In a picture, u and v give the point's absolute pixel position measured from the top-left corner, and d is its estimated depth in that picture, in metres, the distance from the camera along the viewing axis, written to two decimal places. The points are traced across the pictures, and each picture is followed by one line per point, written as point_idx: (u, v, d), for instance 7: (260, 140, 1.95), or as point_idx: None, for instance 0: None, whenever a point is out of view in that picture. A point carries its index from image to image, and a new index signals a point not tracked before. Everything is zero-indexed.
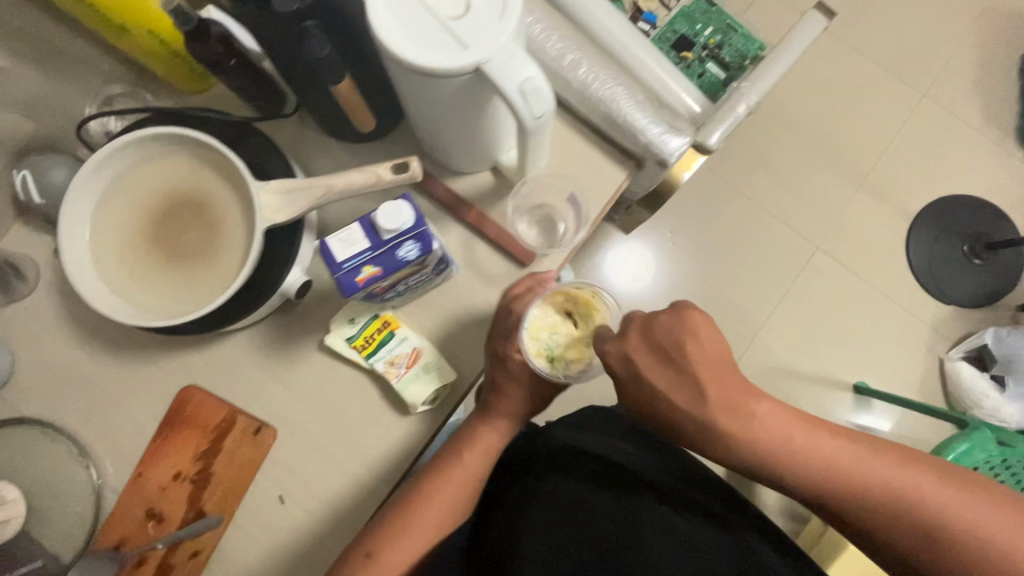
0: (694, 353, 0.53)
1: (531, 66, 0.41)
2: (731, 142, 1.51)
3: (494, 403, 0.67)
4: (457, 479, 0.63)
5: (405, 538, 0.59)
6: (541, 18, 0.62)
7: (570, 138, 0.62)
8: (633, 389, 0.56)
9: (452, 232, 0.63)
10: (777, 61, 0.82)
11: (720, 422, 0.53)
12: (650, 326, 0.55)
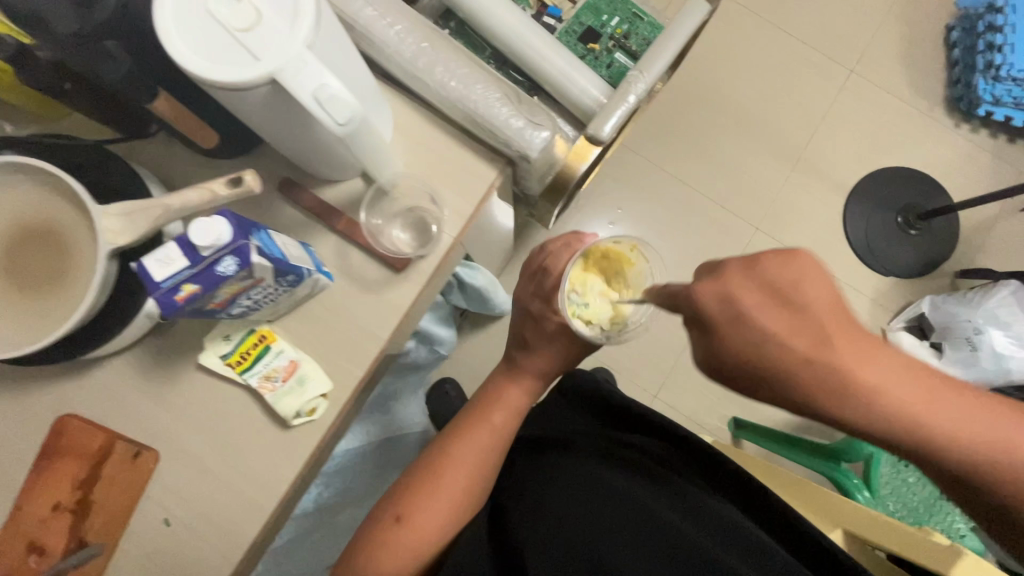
0: (811, 299, 0.46)
1: (329, 73, 0.41)
2: (665, 129, 1.52)
3: (522, 365, 0.77)
4: (478, 440, 0.71)
5: (433, 500, 0.67)
6: (398, 21, 0.61)
7: (439, 140, 0.63)
8: (731, 336, 0.48)
9: (326, 240, 0.63)
10: (664, 47, 0.82)
11: (831, 371, 0.46)
12: (753, 267, 0.48)
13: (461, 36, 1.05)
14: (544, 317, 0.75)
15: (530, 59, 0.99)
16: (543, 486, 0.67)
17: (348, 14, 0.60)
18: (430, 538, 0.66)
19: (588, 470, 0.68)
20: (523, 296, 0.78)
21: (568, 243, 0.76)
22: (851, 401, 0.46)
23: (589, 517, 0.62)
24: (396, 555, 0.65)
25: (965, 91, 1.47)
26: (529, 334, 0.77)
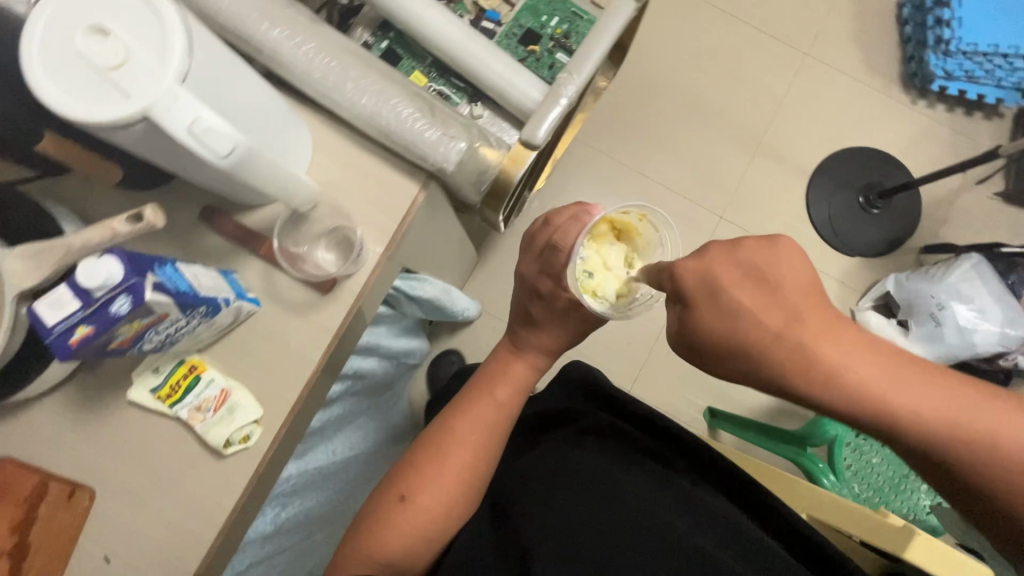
0: (786, 278, 0.49)
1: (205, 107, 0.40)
2: (625, 123, 1.52)
3: (525, 341, 0.79)
4: (483, 418, 0.74)
5: (439, 478, 0.71)
6: (311, 40, 0.62)
7: (362, 159, 0.64)
8: (709, 313, 0.51)
9: (252, 266, 0.62)
10: (592, 49, 0.82)
11: (807, 344, 0.48)
12: (732, 250, 0.50)
13: (401, 45, 1.04)
14: (551, 295, 0.73)
15: (469, 65, 0.98)
16: (549, 482, 0.71)
17: (258, 39, 0.60)
18: (436, 511, 0.70)
19: (593, 467, 0.72)
20: (525, 266, 0.76)
21: (577, 215, 0.70)
22: (829, 375, 0.47)
23: (586, 505, 0.67)
24: (401, 529, 0.68)
25: (918, 67, 1.48)
26: (536, 310, 0.76)
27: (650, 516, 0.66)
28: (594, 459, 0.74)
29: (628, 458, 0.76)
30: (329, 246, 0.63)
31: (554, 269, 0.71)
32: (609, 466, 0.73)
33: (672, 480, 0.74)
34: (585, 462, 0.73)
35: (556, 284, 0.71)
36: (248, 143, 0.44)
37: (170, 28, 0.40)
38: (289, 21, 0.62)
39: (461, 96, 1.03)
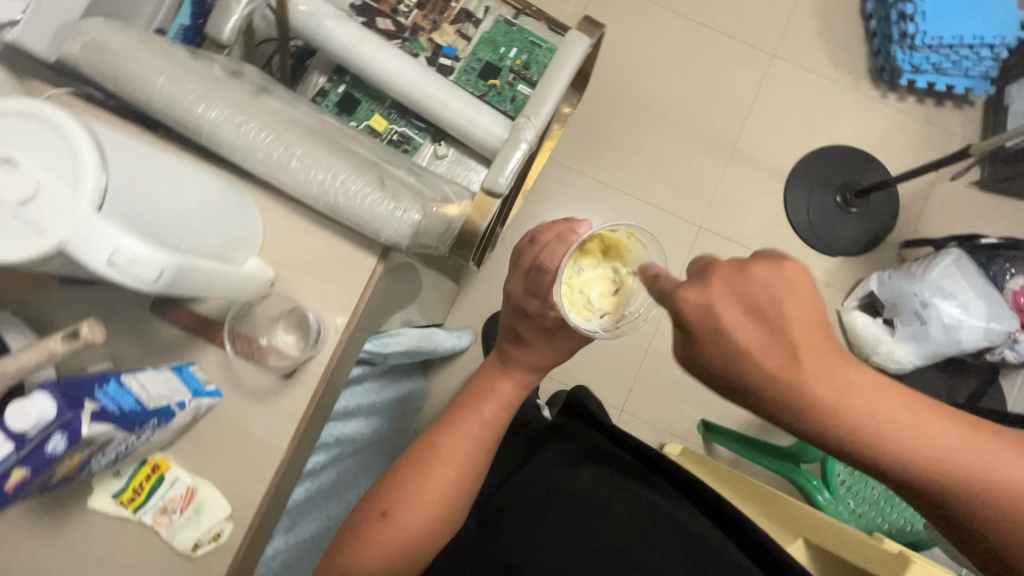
0: (788, 306, 0.41)
1: (126, 232, 0.38)
2: (597, 138, 1.50)
3: (511, 357, 0.74)
4: (471, 434, 0.71)
5: (422, 495, 0.67)
6: (251, 117, 0.59)
7: (318, 236, 0.62)
8: (708, 348, 0.43)
9: (209, 356, 0.60)
10: (550, 88, 0.80)
11: (805, 382, 0.42)
12: (737, 274, 0.42)
13: (359, 88, 1.02)
14: (537, 313, 0.68)
15: (427, 105, 0.95)
16: (540, 507, 0.71)
17: (197, 122, 0.58)
18: (418, 529, 0.66)
19: (584, 492, 0.72)
20: (511, 281, 0.71)
21: (561, 236, 0.67)
22: (820, 412, 0.42)
23: (573, 530, 0.68)
24: (383, 547, 0.65)
25: (886, 62, 1.47)
26: (523, 329, 0.71)
27: (632, 548, 0.67)
28: (587, 484, 0.74)
29: (617, 483, 0.74)
30: (288, 327, 0.62)
31: (541, 290, 0.67)
32: (602, 492, 0.72)
33: (659, 505, 0.72)
34: (579, 485, 0.73)
35: (544, 303, 0.67)
36: (181, 257, 0.42)
37: (81, 155, 0.37)
38: (227, 101, 0.60)
39: (424, 137, 1.01)
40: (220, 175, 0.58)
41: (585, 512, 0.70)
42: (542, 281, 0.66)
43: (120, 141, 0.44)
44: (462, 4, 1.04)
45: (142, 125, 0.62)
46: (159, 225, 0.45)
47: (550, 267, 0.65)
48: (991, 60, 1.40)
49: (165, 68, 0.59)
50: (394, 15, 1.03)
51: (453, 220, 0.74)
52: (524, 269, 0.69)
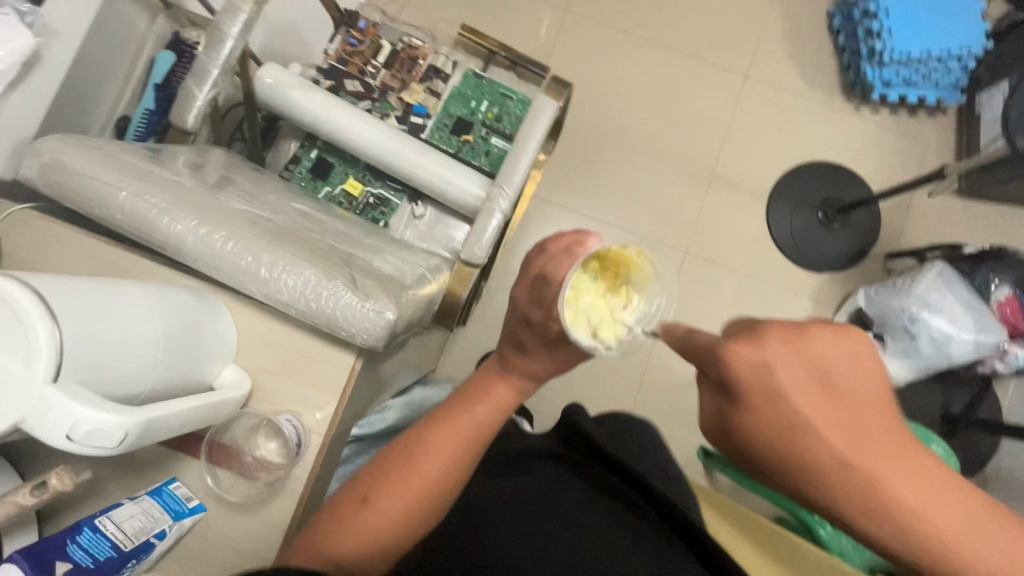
0: (847, 377, 0.42)
1: (86, 400, 0.37)
2: (576, 171, 1.49)
3: (512, 360, 0.61)
4: (460, 434, 0.59)
5: (405, 489, 0.57)
6: (218, 226, 0.58)
7: (296, 337, 0.61)
8: (766, 406, 0.43)
9: (188, 469, 0.58)
10: (518, 157, 0.81)
11: (847, 448, 0.42)
12: (800, 343, 0.42)
13: (331, 153, 1.01)
14: (542, 326, 0.56)
15: (401, 168, 0.94)
16: (520, 510, 0.58)
17: (163, 236, 0.57)
18: (392, 528, 0.56)
19: (581, 505, 0.59)
20: (513, 288, 0.58)
21: (572, 246, 0.54)
22: (865, 474, 0.41)
23: (562, 548, 0.56)
24: (353, 535, 0.55)
25: (857, 76, 1.47)
26: (523, 336, 0.58)
27: (612, 574, 0.55)
28: (575, 499, 0.60)
29: (609, 506, 0.60)
30: (269, 433, 0.60)
31: (546, 302, 0.54)
32: (590, 513, 0.59)
33: (644, 535, 0.58)
34: (568, 498, 0.60)
35: (549, 316, 0.54)
36: (148, 412, 0.41)
37: (34, 328, 0.37)
38: (192, 211, 0.59)
39: (401, 197, 1.01)
40: (189, 287, 0.57)
41: (576, 532, 0.57)
42: (546, 291, 0.54)
43: (85, 291, 0.43)
44: (429, 62, 1.04)
45: (106, 237, 0.61)
46: (124, 372, 0.44)
47: (558, 279, 0.53)
48: (960, 70, 1.42)
49: (126, 181, 0.57)
50: (363, 76, 1.02)
51: (432, 297, 0.74)
52: (529, 275, 0.56)
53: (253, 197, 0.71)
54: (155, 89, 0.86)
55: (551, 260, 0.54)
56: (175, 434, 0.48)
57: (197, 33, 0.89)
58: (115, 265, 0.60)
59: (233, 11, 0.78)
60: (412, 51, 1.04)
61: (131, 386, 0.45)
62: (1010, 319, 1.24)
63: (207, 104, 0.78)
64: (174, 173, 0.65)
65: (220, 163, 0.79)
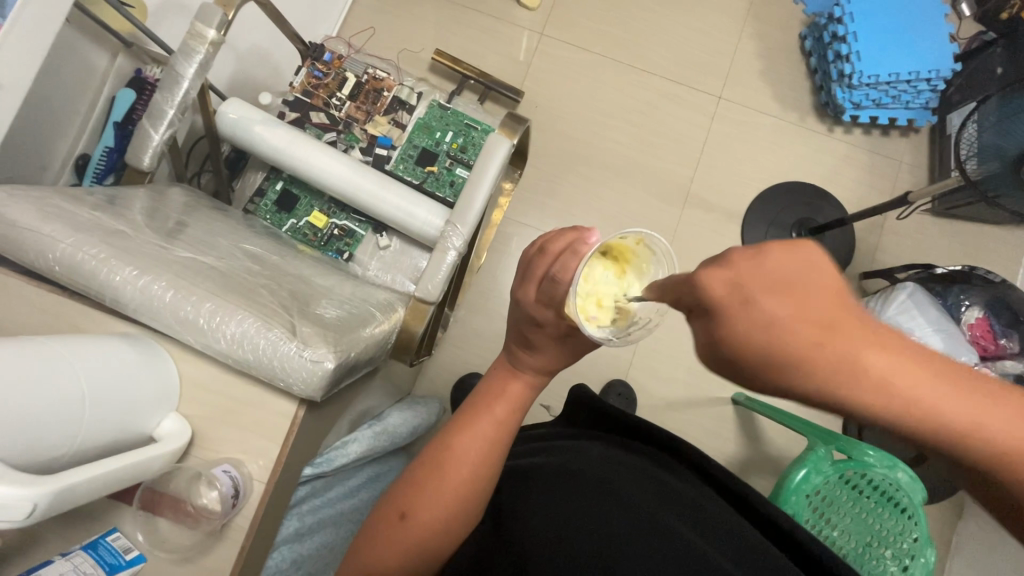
0: (811, 292, 0.30)
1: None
2: (536, 192, 1.41)
3: (522, 356, 0.56)
4: (481, 440, 0.55)
5: (440, 496, 0.53)
6: (158, 276, 0.59)
7: (248, 388, 0.61)
8: (737, 324, 0.31)
9: (123, 522, 0.56)
10: (476, 192, 0.82)
11: (840, 363, 0.30)
12: (755, 260, 0.31)
13: (296, 184, 1.02)
14: (551, 326, 0.50)
15: (363, 200, 0.94)
16: (552, 486, 0.58)
17: (105, 286, 0.58)
18: (440, 536, 0.54)
19: (598, 474, 0.59)
20: (513, 287, 0.52)
21: (575, 244, 0.47)
22: (861, 390, 0.30)
23: (595, 516, 0.55)
24: (393, 549, 0.53)
25: (828, 98, 1.41)
26: (528, 333, 0.53)
27: (655, 528, 0.54)
28: (602, 466, 0.61)
29: (635, 465, 0.62)
30: (209, 482, 0.57)
31: (556, 303, 0.48)
32: (616, 473, 0.60)
33: (673, 485, 0.61)
34: (592, 465, 0.61)
35: (559, 316, 0.49)
36: (61, 482, 0.42)
37: None
38: (134, 260, 0.60)
39: (366, 228, 1.02)
40: (126, 340, 0.57)
41: (604, 499, 0.56)
42: (554, 292, 0.48)
43: (8, 358, 0.44)
44: (394, 93, 1.05)
45: (50, 285, 0.62)
46: (47, 438, 0.45)
47: (566, 283, 0.46)
48: (930, 91, 1.35)
49: (66, 233, 0.59)
50: (327, 108, 1.03)
51: (385, 333, 0.75)
52: (530, 275, 0.50)
53: (205, 244, 0.72)
54: (114, 127, 0.87)
55: (554, 262, 0.48)
56: (104, 492, 0.49)
57: (159, 70, 0.92)
58: (59, 313, 0.60)
59: (189, 51, 0.78)
60: (377, 82, 1.05)
61: (54, 450, 0.46)
62: (981, 341, 1.21)
63: (163, 144, 0.79)
64: (118, 220, 0.66)
65: (177, 206, 0.79)
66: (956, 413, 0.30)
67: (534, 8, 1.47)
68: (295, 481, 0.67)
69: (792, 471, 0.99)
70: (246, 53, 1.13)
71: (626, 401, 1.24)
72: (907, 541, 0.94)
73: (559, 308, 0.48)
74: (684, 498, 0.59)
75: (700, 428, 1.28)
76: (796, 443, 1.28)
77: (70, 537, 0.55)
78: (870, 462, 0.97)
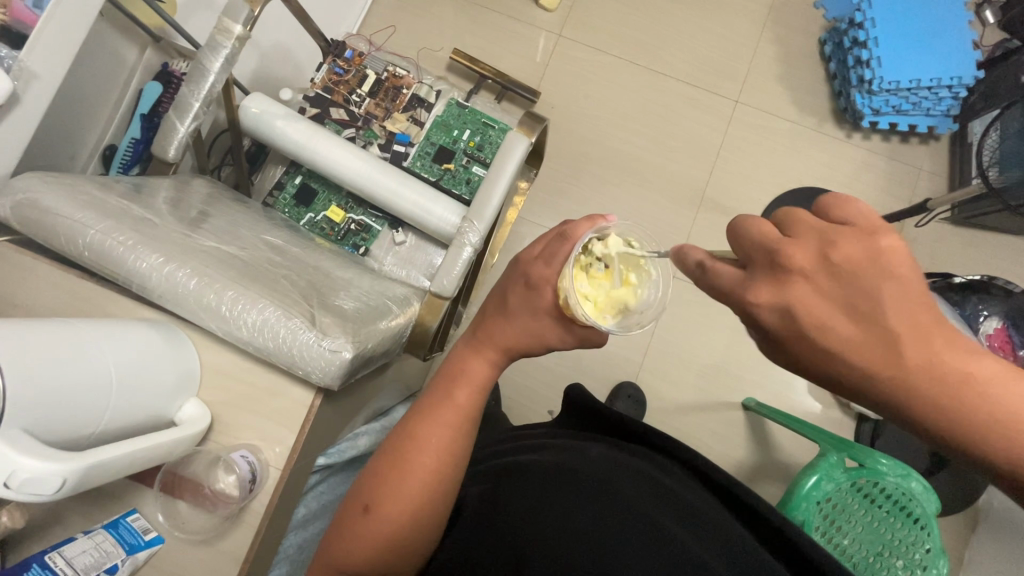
0: (886, 295, 0.33)
1: (28, 457, 0.39)
2: (550, 193, 1.41)
3: (489, 330, 0.55)
4: (442, 425, 0.55)
5: (405, 487, 0.53)
6: (182, 264, 0.60)
7: (270, 378, 0.62)
8: (804, 332, 0.35)
9: (142, 504, 0.58)
10: (492, 189, 0.83)
11: (902, 358, 0.34)
12: (828, 264, 0.34)
13: (315, 179, 1.03)
14: (541, 288, 0.51)
15: (379, 196, 0.95)
16: (545, 482, 0.58)
17: (130, 272, 0.60)
18: (409, 526, 0.53)
19: (595, 474, 0.59)
20: (526, 246, 0.55)
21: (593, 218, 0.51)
22: (912, 380, 0.34)
23: (590, 518, 0.54)
24: (363, 543, 0.53)
25: (847, 103, 1.39)
26: (512, 298, 0.54)
27: (652, 530, 0.54)
28: (598, 465, 0.61)
29: (632, 465, 0.62)
30: (227, 466, 0.59)
31: (558, 259, 0.51)
32: (611, 472, 0.60)
33: (668, 485, 0.60)
34: (589, 466, 0.60)
35: (554, 275, 0.51)
36: (90, 459, 0.43)
37: None
38: (160, 248, 0.61)
39: (382, 224, 1.03)
40: (152, 326, 0.59)
41: (603, 501, 0.56)
42: (561, 248, 0.51)
43: (36, 339, 0.45)
44: (413, 91, 1.07)
45: (79, 271, 0.63)
46: (76, 415, 0.46)
47: (575, 239, 0.50)
48: (951, 99, 1.33)
49: (95, 220, 0.60)
50: (348, 105, 1.05)
51: (398, 321, 0.76)
52: (546, 236, 0.54)
53: (227, 234, 0.73)
54: (140, 119, 0.89)
55: (569, 223, 0.52)
56: (130, 470, 0.50)
57: (185, 64, 0.93)
58: (87, 297, 0.62)
59: (215, 46, 0.80)
60: (397, 80, 1.07)
61: (87, 429, 0.47)
62: (998, 351, 1.18)
63: (188, 136, 0.81)
64: (145, 209, 0.67)
65: (201, 197, 0.81)
66: (998, 397, 0.33)
67: (552, 10, 1.47)
68: (310, 469, 0.68)
69: (802, 477, 0.98)
70: (269, 50, 1.15)
71: (636, 403, 1.24)
72: (919, 552, 0.93)
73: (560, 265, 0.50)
74: (679, 500, 0.59)
75: (710, 432, 1.28)
76: (807, 451, 1.27)
77: (92, 516, 0.56)
78: (883, 470, 0.96)
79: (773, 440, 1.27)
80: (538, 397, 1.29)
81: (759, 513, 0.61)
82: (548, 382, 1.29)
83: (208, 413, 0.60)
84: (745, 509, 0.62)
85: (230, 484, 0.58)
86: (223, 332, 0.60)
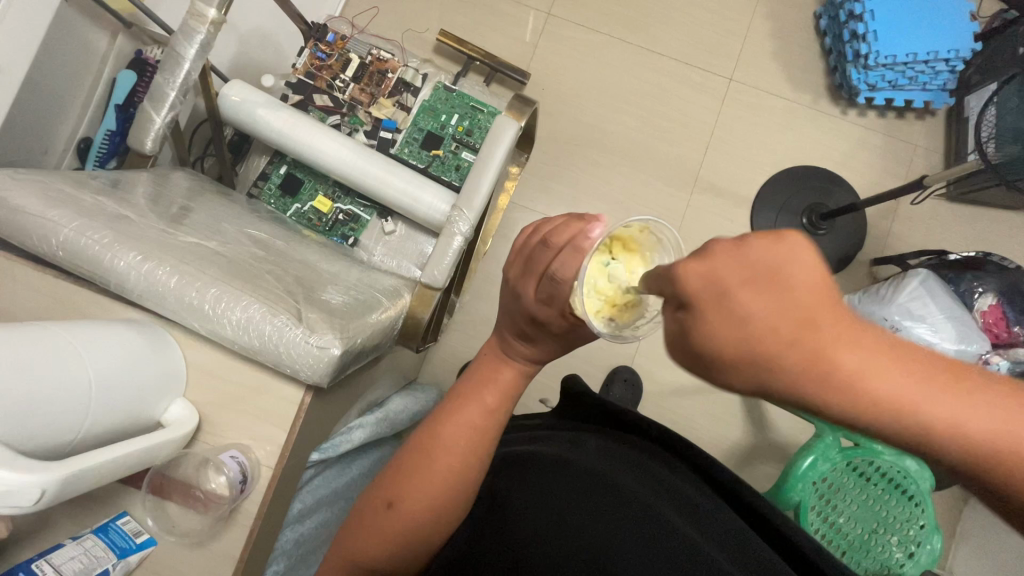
0: (795, 279, 0.26)
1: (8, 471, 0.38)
2: (542, 178, 1.38)
3: (511, 339, 0.54)
4: (467, 425, 0.53)
5: (428, 486, 0.52)
6: (162, 261, 0.58)
7: (256, 376, 0.61)
8: (714, 327, 0.27)
9: (132, 507, 0.57)
10: (482, 176, 0.81)
11: (810, 357, 0.26)
12: (736, 252, 0.27)
13: (301, 169, 1.01)
14: (552, 323, 0.48)
15: (369, 185, 0.93)
16: (551, 476, 0.57)
17: (109, 271, 0.58)
18: (428, 522, 0.52)
19: (601, 467, 0.58)
20: (513, 280, 0.50)
21: (576, 239, 0.43)
22: (833, 385, 0.26)
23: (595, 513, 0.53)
24: (380, 538, 0.52)
25: (843, 79, 1.36)
26: (522, 324, 0.51)
27: (653, 525, 0.53)
28: (602, 460, 0.59)
29: (634, 459, 0.61)
30: (218, 467, 0.57)
31: (558, 301, 0.46)
32: (615, 465, 0.59)
33: (669, 479, 0.59)
34: (596, 460, 0.59)
35: (562, 314, 0.47)
36: (71, 468, 0.42)
37: None
38: (138, 245, 0.59)
39: (371, 213, 1.01)
40: (133, 325, 0.57)
41: (608, 496, 0.55)
42: (555, 290, 0.45)
43: (9, 344, 0.43)
44: (399, 75, 1.03)
45: (55, 271, 0.61)
46: (56, 423, 0.45)
47: (567, 280, 0.44)
48: (948, 73, 1.30)
49: (68, 218, 0.58)
50: (331, 90, 1.01)
51: (389, 314, 0.74)
52: (533, 269, 0.48)
53: (209, 229, 0.71)
54: (115, 109, 0.86)
55: (557, 258, 0.45)
56: (121, 474, 0.50)
57: (159, 51, 0.91)
58: (67, 298, 0.60)
59: (191, 32, 0.76)
60: (381, 63, 1.03)
61: (71, 437, 0.47)
62: (993, 328, 1.18)
63: (165, 127, 0.78)
64: (121, 205, 0.65)
65: (181, 191, 0.78)
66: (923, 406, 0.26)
67: None
68: (303, 466, 0.67)
69: (799, 458, 0.96)
70: (247, 34, 1.11)
71: (631, 387, 1.24)
72: (913, 528, 0.95)
73: (562, 306, 0.46)
74: (682, 496, 0.58)
75: (706, 414, 1.28)
76: (803, 431, 1.27)
77: (83, 521, 0.55)
78: (880, 449, 0.95)
79: (768, 421, 1.28)
80: (534, 384, 1.28)
81: (756, 503, 0.60)
82: (543, 368, 1.28)
83: (195, 413, 0.59)
84: (744, 500, 0.61)
85: (217, 486, 0.57)
86: (205, 330, 0.58)
